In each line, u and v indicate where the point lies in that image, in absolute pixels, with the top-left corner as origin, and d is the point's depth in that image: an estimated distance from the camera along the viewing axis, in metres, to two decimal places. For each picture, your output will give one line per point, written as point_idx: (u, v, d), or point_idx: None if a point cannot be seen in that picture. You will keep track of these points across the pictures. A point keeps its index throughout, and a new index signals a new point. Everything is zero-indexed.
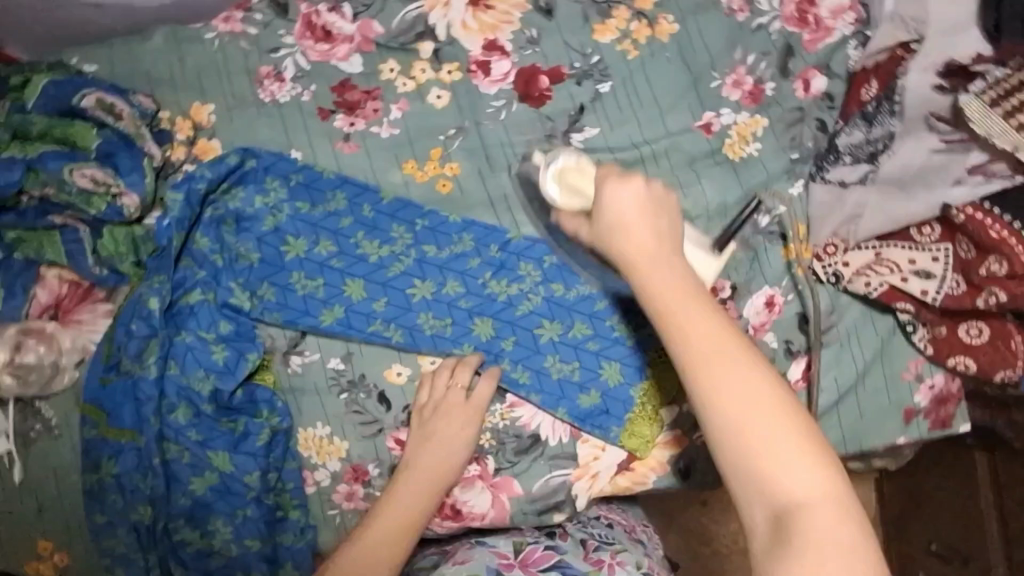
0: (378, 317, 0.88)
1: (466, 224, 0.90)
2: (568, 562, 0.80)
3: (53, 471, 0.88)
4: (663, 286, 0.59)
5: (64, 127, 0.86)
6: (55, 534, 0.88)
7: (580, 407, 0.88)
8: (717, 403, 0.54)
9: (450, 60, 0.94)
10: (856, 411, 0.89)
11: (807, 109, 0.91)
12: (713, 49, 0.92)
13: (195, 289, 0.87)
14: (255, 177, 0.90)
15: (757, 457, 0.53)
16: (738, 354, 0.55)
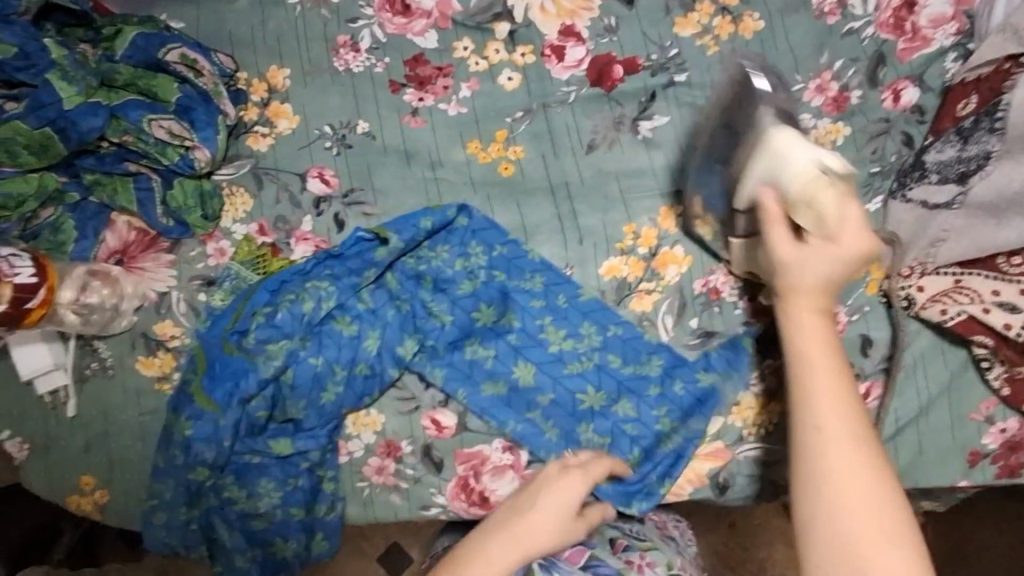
0: (541, 403, 0.86)
1: (553, 233, 0.90)
2: (601, 559, 0.77)
3: (103, 409, 0.92)
4: (815, 334, 0.54)
5: (147, 79, 0.88)
6: (99, 471, 0.91)
7: (656, 441, 0.85)
8: (831, 479, 0.51)
9: (525, 42, 0.93)
10: (917, 447, 0.83)
11: (894, 121, 0.86)
12: (799, 50, 0.88)
13: (351, 315, 0.87)
14: (460, 237, 0.89)
15: (858, 553, 0.50)
16: (868, 458, 0.51)
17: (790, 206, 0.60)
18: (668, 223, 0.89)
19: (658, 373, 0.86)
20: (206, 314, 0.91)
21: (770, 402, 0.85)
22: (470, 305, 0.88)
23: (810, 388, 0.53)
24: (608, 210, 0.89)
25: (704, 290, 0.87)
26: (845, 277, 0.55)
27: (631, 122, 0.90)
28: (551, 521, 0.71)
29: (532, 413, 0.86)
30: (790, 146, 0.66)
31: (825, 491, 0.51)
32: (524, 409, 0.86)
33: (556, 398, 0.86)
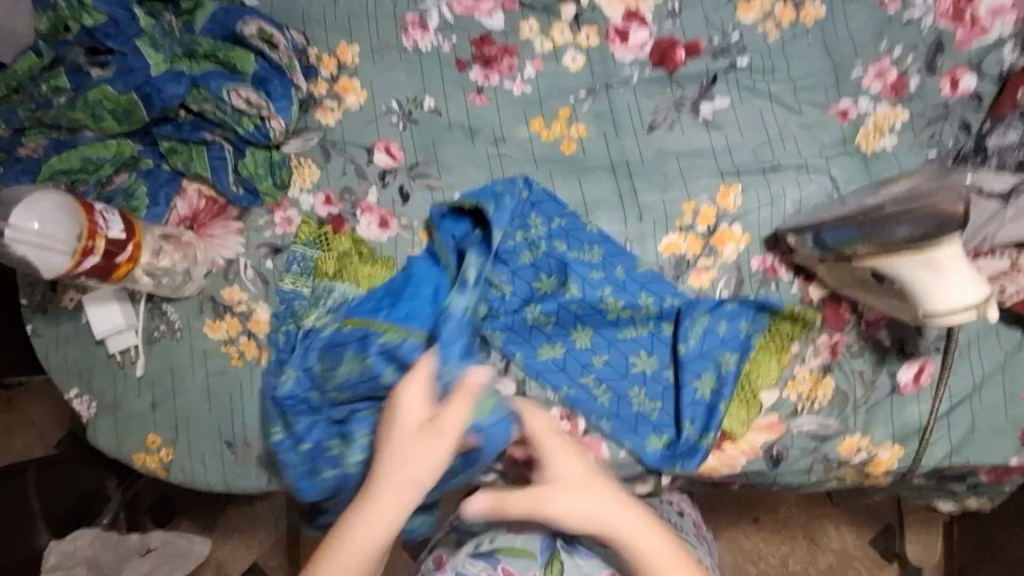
0: (593, 369, 0.88)
1: (603, 200, 0.92)
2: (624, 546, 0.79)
3: (170, 370, 0.94)
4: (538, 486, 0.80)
5: (226, 51, 0.92)
6: (164, 429, 0.94)
7: (703, 401, 0.87)
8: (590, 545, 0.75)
9: (590, 24, 0.95)
10: (970, 423, 0.86)
11: (952, 107, 0.88)
12: (858, 37, 0.91)
13: (472, 268, 0.86)
14: (523, 207, 0.91)
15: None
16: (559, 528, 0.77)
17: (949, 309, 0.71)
18: (727, 201, 0.90)
19: (715, 334, 0.87)
20: (278, 298, 0.93)
21: (825, 379, 0.88)
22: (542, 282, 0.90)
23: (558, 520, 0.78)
24: (667, 188, 0.92)
25: (761, 269, 0.90)
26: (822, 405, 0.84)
27: (691, 104, 0.93)
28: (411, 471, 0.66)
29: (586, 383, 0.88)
30: (952, 264, 0.70)
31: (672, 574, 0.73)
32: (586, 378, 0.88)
33: (612, 363, 0.88)
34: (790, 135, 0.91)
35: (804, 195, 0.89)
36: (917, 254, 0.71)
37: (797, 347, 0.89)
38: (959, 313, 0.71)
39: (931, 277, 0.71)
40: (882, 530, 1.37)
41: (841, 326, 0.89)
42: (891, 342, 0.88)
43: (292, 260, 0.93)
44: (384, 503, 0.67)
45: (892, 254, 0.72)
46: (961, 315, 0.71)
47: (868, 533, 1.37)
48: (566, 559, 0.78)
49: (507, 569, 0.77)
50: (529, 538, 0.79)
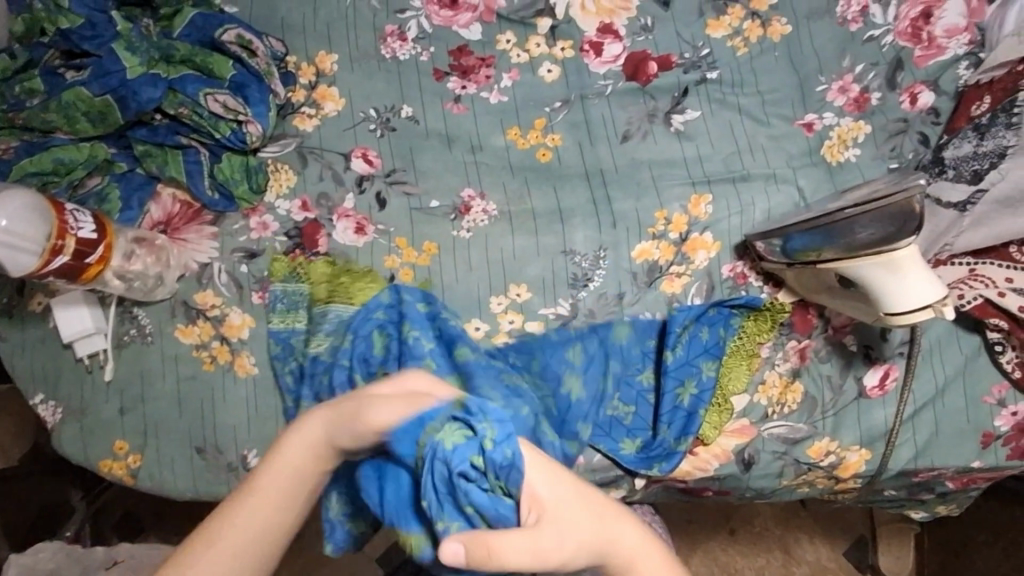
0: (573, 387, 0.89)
1: (578, 206, 0.94)
2: None
3: (139, 376, 0.93)
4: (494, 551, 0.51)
5: (204, 56, 0.92)
6: (132, 435, 0.92)
7: (681, 403, 0.88)
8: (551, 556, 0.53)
9: (565, 37, 0.98)
10: (933, 426, 0.89)
11: (911, 121, 0.92)
12: (823, 53, 0.95)
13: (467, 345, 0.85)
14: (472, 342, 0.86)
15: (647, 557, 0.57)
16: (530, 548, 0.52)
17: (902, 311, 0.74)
18: (698, 210, 0.93)
19: (698, 341, 0.89)
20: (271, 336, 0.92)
21: (794, 383, 0.90)
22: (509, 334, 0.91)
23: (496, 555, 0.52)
24: (641, 196, 0.94)
25: (731, 275, 0.92)
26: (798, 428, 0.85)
27: (664, 115, 0.95)
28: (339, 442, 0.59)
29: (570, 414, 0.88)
30: (911, 269, 0.73)
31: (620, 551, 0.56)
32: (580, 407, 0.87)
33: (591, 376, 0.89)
34: (758, 146, 0.94)
35: (772, 205, 0.92)
36: (875, 255, 0.74)
37: (767, 351, 0.91)
38: (916, 314, 0.74)
39: (889, 279, 0.74)
40: (856, 544, 1.38)
41: (809, 331, 0.91)
42: (857, 346, 0.90)
43: (275, 299, 0.92)
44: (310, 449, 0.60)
45: (851, 256, 0.76)
46: (916, 316, 0.74)
47: (842, 545, 1.38)
48: None
49: None
50: None
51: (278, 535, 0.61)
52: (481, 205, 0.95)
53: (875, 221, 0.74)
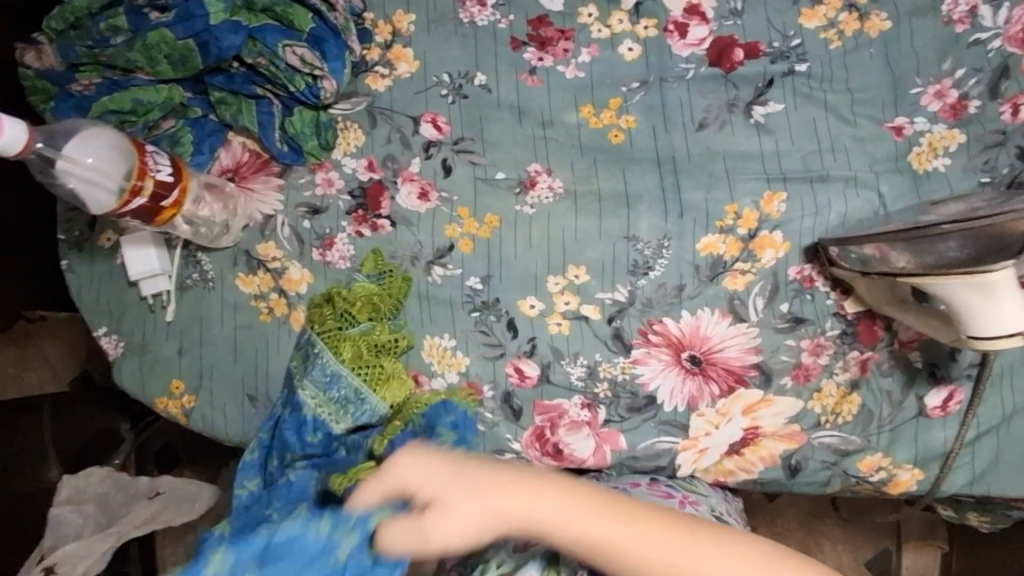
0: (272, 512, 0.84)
1: (642, 190, 0.92)
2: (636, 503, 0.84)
3: (199, 318, 0.95)
4: (459, 529, 0.59)
5: (284, 7, 0.91)
6: (188, 376, 0.95)
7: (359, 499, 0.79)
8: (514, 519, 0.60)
9: (649, 15, 0.94)
10: (995, 453, 0.86)
11: (1010, 134, 0.87)
12: (923, 54, 0.90)
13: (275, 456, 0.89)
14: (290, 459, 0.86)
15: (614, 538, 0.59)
16: (500, 507, 0.60)
17: (988, 335, 0.71)
18: (770, 207, 0.90)
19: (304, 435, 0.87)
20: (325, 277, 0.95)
21: (851, 394, 0.87)
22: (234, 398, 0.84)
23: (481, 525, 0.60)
24: (711, 187, 0.91)
25: (798, 278, 0.89)
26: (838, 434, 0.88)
27: (744, 105, 0.92)
28: None
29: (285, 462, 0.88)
30: (1004, 293, 0.69)
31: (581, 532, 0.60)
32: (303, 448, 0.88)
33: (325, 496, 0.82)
34: (841, 145, 0.90)
35: (848, 209, 0.89)
36: (968, 276, 0.69)
37: (827, 360, 0.88)
38: (1004, 340, 0.71)
39: (979, 302, 0.70)
40: (880, 555, 1.36)
41: (872, 344, 0.88)
42: (922, 363, 0.87)
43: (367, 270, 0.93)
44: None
45: (940, 274, 0.71)
46: (1005, 343, 0.71)
47: (866, 554, 1.36)
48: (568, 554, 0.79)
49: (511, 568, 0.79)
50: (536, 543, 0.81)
51: None
52: (547, 181, 0.94)
53: (970, 239, 0.70)
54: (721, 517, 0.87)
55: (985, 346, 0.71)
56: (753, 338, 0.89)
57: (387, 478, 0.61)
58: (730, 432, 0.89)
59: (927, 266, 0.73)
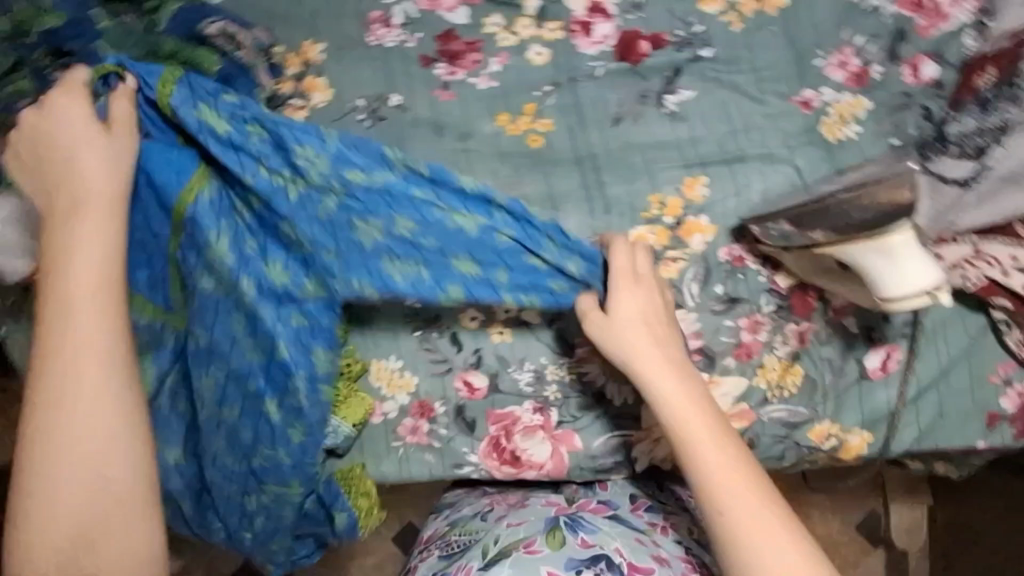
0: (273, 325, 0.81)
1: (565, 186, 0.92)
2: (622, 517, 0.87)
3: None
4: (643, 361, 0.75)
5: (190, 51, 0.90)
6: None
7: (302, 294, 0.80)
8: (679, 401, 0.74)
9: (553, 18, 0.96)
10: (938, 407, 0.88)
11: (913, 95, 0.89)
12: (821, 27, 0.92)
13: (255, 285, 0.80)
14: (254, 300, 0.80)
15: (734, 489, 0.71)
16: (678, 383, 0.75)
17: (892, 295, 0.72)
18: (693, 192, 0.91)
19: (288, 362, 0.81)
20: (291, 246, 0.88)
21: (793, 366, 0.88)
22: (113, 375, 0.74)
23: (661, 380, 0.75)
24: (633, 180, 0.92)
25: (728, 259, 0.90)
26: (788, 407, 0.88)
27: (656, 96, 0.93)
28: (88, 415, 0.72)
29: (286, 386, 0.82)
30: (905, 252, 0.71)
31: (718, 466, 0.72)
32: (290, 504, 0.87)
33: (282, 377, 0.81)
34: (754, 124, 0.92)
35: (769, 186, 0.90)
36: (872, 239, 0.71)
37: (765, 335, 0.88)
38: (913, 298, 0.71)
39: (881, 262, 0.72)
40: (868, 515, 1.39)
41: (808, 316, 0.88)
42: (858, 329, 0.88)
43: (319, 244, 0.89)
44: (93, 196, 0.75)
45: (847, 239, 0.72)
46: (913, 301, 0.71)
47: (854, 516, 1.39)
48: (568, 534, 0.83)
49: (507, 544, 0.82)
50: (529, 525, 0.85)
51: (109, 513, 0.73)
52: None
53: (867, 201, 0.72)
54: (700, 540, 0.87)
55: (893, 306, 0.72)
56: (692, 323, 0.88)
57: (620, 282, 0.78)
58: None
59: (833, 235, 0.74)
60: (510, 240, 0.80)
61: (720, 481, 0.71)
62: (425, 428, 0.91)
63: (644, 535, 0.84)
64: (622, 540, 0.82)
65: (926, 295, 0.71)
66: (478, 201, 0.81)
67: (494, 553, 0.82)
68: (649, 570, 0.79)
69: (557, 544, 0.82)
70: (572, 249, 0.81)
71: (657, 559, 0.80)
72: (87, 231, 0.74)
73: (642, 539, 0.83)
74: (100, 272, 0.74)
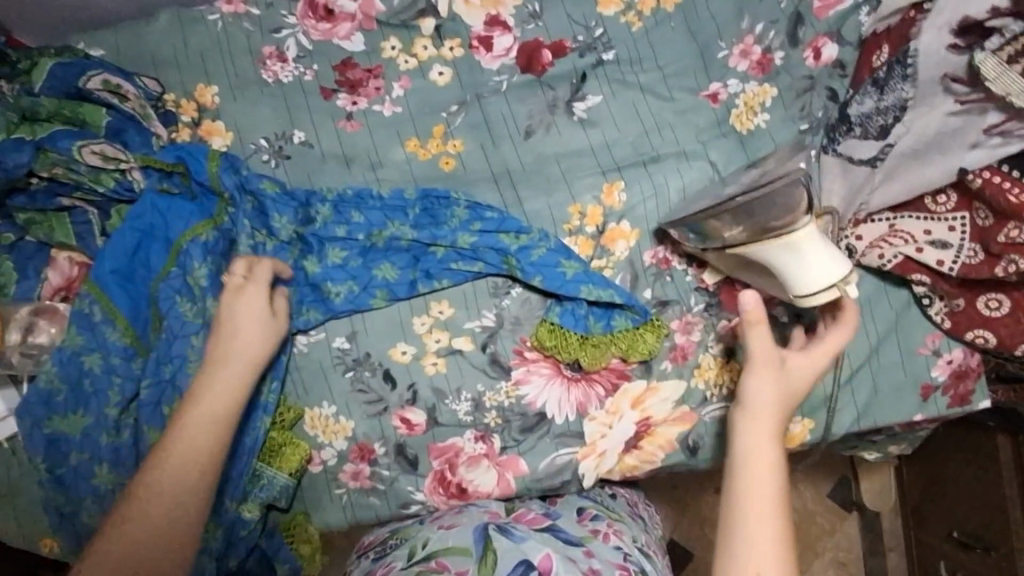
0: None
1: (472, 202, 0.89)
2: (561, 527, 0.83)
3: (46, 465, 0.85)
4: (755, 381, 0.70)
5: (73, 108, 0.87)
6: (58, 523, 0.87)
7: None
8: (756, 411, 0.70)
9: (452, 35, 0.93)
10: (872, 386, 0.88)
11: (817, 78, 0.89)
12: (720, 18, 0.91)
13: None
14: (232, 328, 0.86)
15: (765, 524, 0.64)
16: (764, 414, 0.69)
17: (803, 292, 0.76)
18: (611, 199, 0.89)
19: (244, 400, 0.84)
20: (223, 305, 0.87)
21: (729, 363, 0.89)
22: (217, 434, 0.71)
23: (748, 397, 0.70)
24: (551, 192, 0.90)
25: (654, 261, 0.89)
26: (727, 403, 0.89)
27: (565, 104, 0.91)
28: (174, 472, 0.67)
29: None
30: (807, 247, 0.74)
31: (758, 492, 0.65)
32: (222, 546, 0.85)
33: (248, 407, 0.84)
34: (665, 122, 0.90)
35: (686, 183, 0.89)
36: (781, 239, 0.74)
37: (699, 335, 0.89)
38: (821, 292, 0.75)
39: (788, 258, 0.75)
40: (838, 483, 1.41)
41: (736, 310, 0.89)
42: (788, 318, 0.88)
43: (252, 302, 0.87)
44: (242, 365, 0.74)
45: (760, 240, 0.76)
46: (822, 295, 0.75)
47: (826, 487, 1.41)
48: (500, 546, 0.78)
49: (439, 562, 0.77)
50: (460, 536, 0.81)
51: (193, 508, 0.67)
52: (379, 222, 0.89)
53: (766, 202, 0.75)
54: (644, 548, 0.85)
55: (805, 302, 0.76)
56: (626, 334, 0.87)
57: (749, 324, 0.71)
58: (624, 429, 0.89)
59: (745, 234, 0.78)
60: (450, 249, 0.88)
61: (740, 496, 0.66)
62: (367, 471, 0.89)
63: (581, 548, 0.78)
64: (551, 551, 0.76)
65: (834, 289, 0.75)
66: (391, 240, 0.89)
67: (421, 557, 0.80)
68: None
69: (491, 567, 0.75)
70: (537, 240, 0.87)
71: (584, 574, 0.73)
72: (246, 326, 0.76)
73: (578, 552, 0.77)
74: (255, 343, 0.75)
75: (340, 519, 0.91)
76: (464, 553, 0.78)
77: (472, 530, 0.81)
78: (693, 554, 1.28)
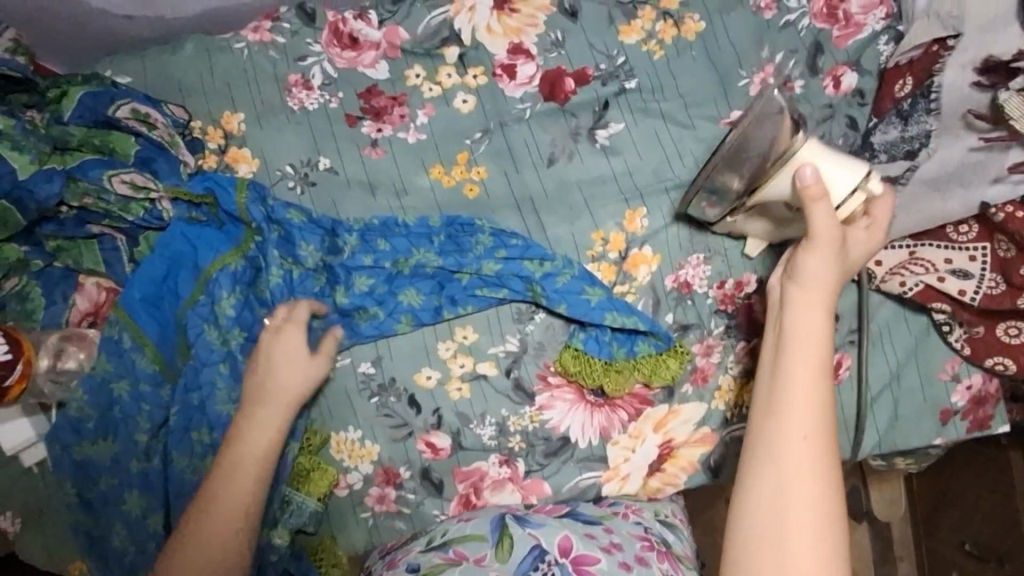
0: None
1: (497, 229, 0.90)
2: (579, 510, 0.87)
3: (77, 488, 0.86)
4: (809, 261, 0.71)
5: (102, 137, 0.88)
6: (85, 547, 0.87)
7: None
8: (806, 293, 0.72)
9: (475, 64, 0.94)
10: (892, 410, 0.89)
11: (837, 106, 0.90)
12: (741, 48, 0.92)
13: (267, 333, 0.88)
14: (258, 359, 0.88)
15: (800, 409, 0.69)
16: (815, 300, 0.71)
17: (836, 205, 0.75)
18: (634, 225, 0.91)
19: None
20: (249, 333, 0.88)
21: (748, 385, 0.91)
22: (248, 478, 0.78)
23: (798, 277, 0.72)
24: (574, 219, 0.91)
25: (676, 286, 0.90)
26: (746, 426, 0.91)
27: (587, 132, 0.92)
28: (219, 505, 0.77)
29: None
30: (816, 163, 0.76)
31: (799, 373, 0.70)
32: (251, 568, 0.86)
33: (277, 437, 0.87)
34: (686, 150, 0.91)
35: None
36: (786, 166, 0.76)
37: (718, 357, 0.91)
38: (853, 196, 0.74)
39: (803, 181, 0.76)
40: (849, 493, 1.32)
41: (755, 333, 0.91)
42: None
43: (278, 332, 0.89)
44: (276, 406, 0.81)
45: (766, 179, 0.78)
46: (853, 201, 0.74)
47: None
48: (516, 533, 0.82)
49: (457, 550, 0.81)
50: (477, 525, 0.84)
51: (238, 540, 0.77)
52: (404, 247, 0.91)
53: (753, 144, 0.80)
54: (665, 521, 0.90)
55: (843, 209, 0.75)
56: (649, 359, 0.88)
57: (809, 200, 0.70)
58: (646, 452, 0.91)
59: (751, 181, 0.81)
60: (475, 276, 0.89)
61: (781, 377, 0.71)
62: (392, 495, 0.90)
63: (599, 526, 0.84)
64: (570, 531, 0.82)
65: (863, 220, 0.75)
66: (417, 267, 0.90)
67: (440, 543, 0.83)
68: (593, 560, 0.79)
69: (507, 552, 0.80)
70: (561, 267, 0.89)
71: (604, 549, 0.80)
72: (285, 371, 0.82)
73: (597, 530, 0.83)
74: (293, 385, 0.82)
75: (362, 542, 0.92)
76: (480, 540, 0.82)
77: (490, 519, 0.84)
78: (707, 566, 1.30)
